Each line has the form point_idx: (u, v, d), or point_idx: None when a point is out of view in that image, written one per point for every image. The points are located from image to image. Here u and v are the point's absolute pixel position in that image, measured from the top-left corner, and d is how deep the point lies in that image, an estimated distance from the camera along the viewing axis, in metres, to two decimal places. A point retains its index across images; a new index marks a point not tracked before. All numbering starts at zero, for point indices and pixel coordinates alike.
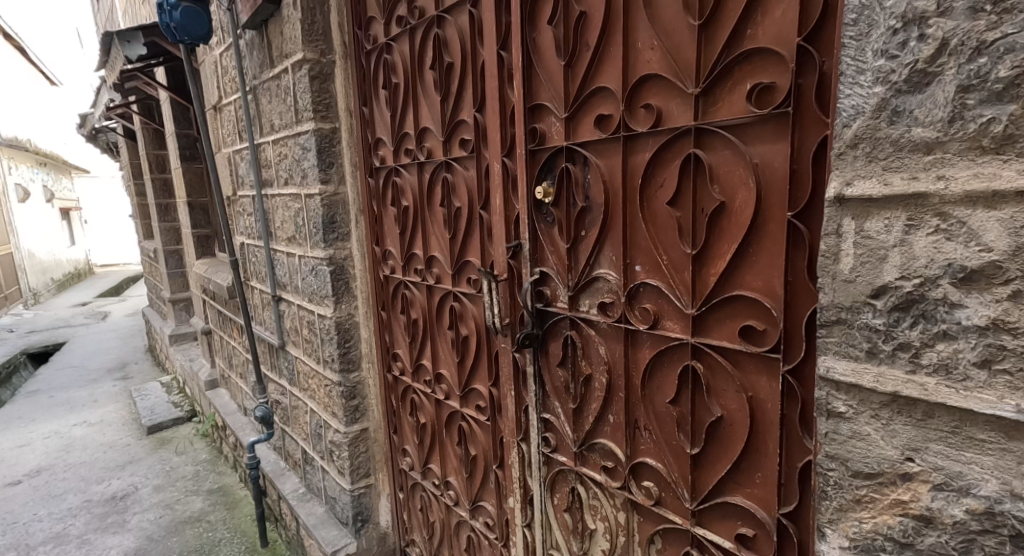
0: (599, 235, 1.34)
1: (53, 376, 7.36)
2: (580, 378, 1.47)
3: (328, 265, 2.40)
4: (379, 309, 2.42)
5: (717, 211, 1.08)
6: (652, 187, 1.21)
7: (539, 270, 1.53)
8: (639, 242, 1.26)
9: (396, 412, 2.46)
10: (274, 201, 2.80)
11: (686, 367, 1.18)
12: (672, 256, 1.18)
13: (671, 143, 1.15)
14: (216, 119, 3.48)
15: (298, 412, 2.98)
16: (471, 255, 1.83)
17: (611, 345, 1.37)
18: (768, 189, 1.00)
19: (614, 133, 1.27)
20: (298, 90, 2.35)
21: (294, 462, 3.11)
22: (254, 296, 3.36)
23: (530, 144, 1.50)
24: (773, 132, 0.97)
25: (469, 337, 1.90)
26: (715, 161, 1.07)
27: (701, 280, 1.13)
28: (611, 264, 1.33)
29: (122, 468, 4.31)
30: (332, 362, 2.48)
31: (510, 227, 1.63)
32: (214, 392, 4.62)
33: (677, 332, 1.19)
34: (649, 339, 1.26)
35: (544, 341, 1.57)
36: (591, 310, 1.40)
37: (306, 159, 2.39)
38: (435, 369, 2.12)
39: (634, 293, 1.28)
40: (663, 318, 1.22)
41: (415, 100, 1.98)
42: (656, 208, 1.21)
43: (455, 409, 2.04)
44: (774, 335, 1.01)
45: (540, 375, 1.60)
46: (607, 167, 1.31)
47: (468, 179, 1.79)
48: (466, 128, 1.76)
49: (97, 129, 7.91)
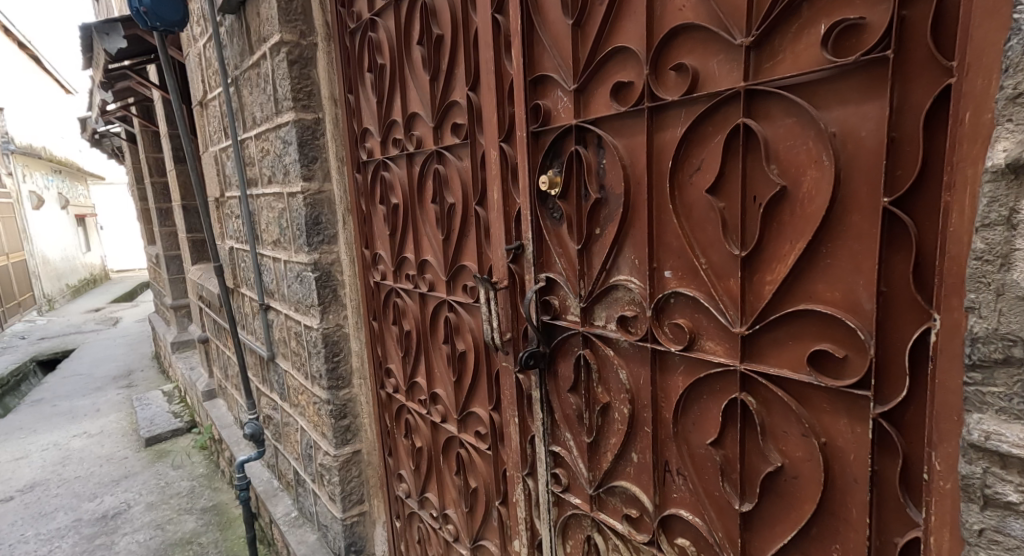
0: (618, 234, 1.09)
1: (59, 384, 7.21)
2: (596, 407, 1.22)
3: (313, 271, 2.16)
4: (370, 318, 2.19)
5: (775, 200, 0.82)
6: (687, 172, 0.95)
7: (544, 276, 1.28)
8: (668, 241, 1.00)
9: (390, 433, 2.21)
10: (260, 201, 2.57)
11: (732, 400, 0.92)
12: (713, 260, 0.93)
13: (712, 114, 0.89)
14: (203, 115, 3.26)
15: (290, 430, 2.74)
16: (467, 258, 1.59)
17: (633, 368, 1.11)
18: (851, 166, 0.73)
19: (636, 105, 1.01)
20: (277, 78, 2.12)
21: (287, 482, 2.87)
22: (244, 304, 3.14)
23: (532, 125, 1.25)
24: (861, 87, 0.71)
25: (466, 353, 1.65)
26: (772, 134, 0.81)
27: (754, 290, 0.87)
28: (633, 268, 1.08)
29: (116, 483, 4.07)
30: (320, 378, 2.25)
31: (510, 225, 1.38)
32: (212, 402, 4.41)
33: (721, 356, 0.93)
34: (683, 363, 1.01)
35: (552, 361, 1.31)
36: (608, 325, 1.15)
37: (287, 154, 2.16)
38: (430, 388, 1.87)
39: (662, 305, 1.02)
40: (701, 336, 0.96)
41: (403, 83, 1.73)
42: (691, 198, 0.95)
43: (453, 434, 1.79)
44: (861, 365, 0.74)
45: (547, 401, 1.35)
46: (628, 150, 1.05)
47: (462, 170, 1.54)
48: (458, 111, 1.51)
49: (101, 134, 7.80)
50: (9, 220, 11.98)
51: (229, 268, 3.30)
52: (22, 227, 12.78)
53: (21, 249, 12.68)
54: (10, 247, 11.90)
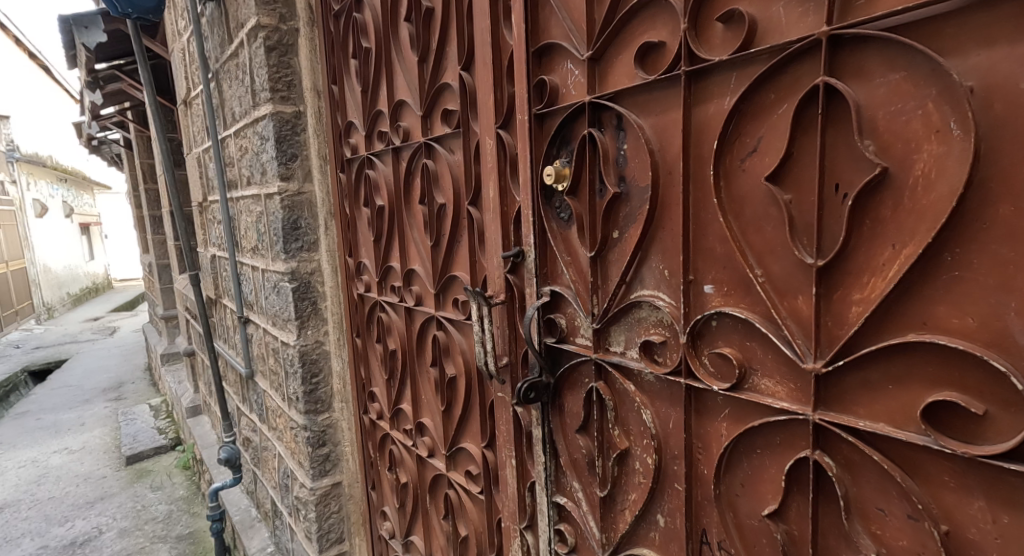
0: (642, 237, 0.87)
1: (47, 396, 6.96)
2: (611, 454, 0.98)
3: (289, 281, 1.93)
4: (353, 335, 1.96)
5: (871, 187, 0.59)
6: (739, 156, 0.73)
7: (549, 289, 1.06)
8: (711, 248, 0.78)
9: (373, 464, 1.98)
10: (239, 205, 2.35)
11: (799, 459, 0.69)
12: (774, 271, 0.70)
13: (775, 75, 0.67)
14: (187, 115, 3.07)
15: (268, 455, 2.50)
16: (458, 268, 1.36)
17: (661, 406, 0.88)
18: (999, 137, 0.50)
19: (669, 71, 0.79)
20: (254, 67, 1.91)
21: (265, 513, 2.62)
22: (226, 317, 2.93)
23: (535, 106, 1.03)
24: (1018, 19, 0.48)
25: (457, 379, 1.42)
26: (868, 97, 0.59)
27: (833, 311, 0.64)
28: (661, 281, 0.86)
29: (90, 505, 3.80)
30: (297, 401, 2.02)
31: (508, 229, 1.16)
32: (196, 419, 4.16)
33: (783, 398, 0.70)
34: (729, 406, 0.78)
35: (557, 393, 1.09)
36: (628, 350, 0.93)
37: (265, 151, 1.95)
38: (416, 417, 1.64)
39: (702, 329, 0.80)
40: (754, 371, 0.74)
41: (389, 68, 1.52)
42: (745, 189, 0.73)
43: (440, 472, 1.55)
44: (1012, 427, 0.51)
45: (550, 441, 1.11)
46: (656, 131, 0.83)
47: (453, 165, 1.32)
48: (450, 96, 1.30)
49: (99, 141, 7.65)
50: (10, 227, 11.82)
51: (211, 277, 3.08)
52: (24, 235, 12.63)
53: (22, 256, 12.53)
54: (10, 255, 11.72)
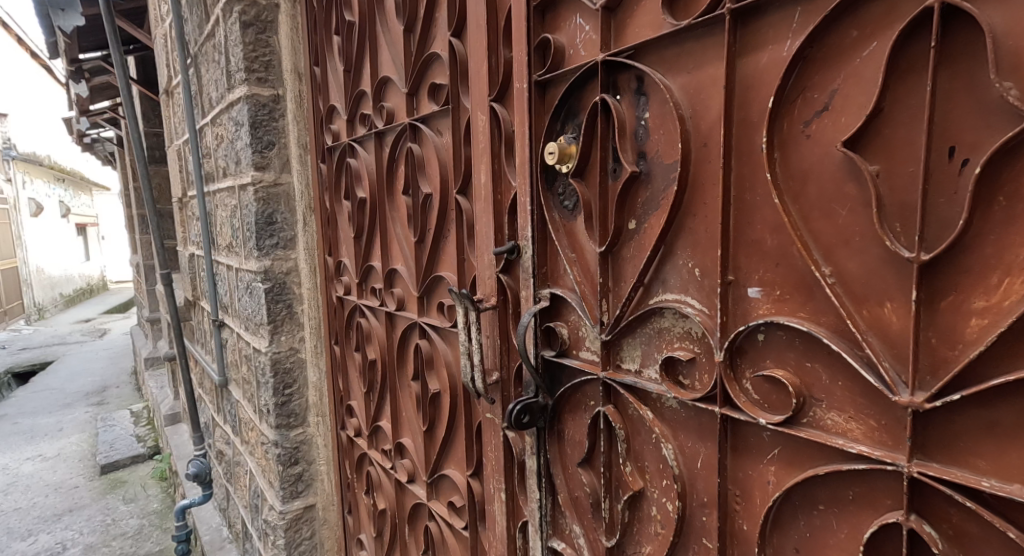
0: (666, 228, 0.70)
1: (28, 399, 6.73)
2: (620, 495, 0.81)
3: (262, 281, 1.75)
4: (332, 342, 1.79)
5: (1009, 149, 0.42)
6: (802, 118, 0.55)
7: (549, 292, 0.89)
8: (759, 240, 0.60)
9: (350, 486, 1.79)
10: (215, 199, 2.17)
11: (884, 524, 0.51)
12: (849, 269, 0.53)
13: (860, 4, 0.50)
14: (168, 105, 2.89)
15: (240, 471, 2.31)
16: (445, 267, 1.18)
17: (687, 441, 0.71)
18: None
19: (708, 13, 0.62)
20: (230, 47, 1.73)
21: (235, 534, 2.42)
22: (203, 320, 2.75)
23: (536, 72, 0.86)
24: None
25: (440, 396, 1.24)
26: (1007, 22, 0.42)
27: (937, 324, 0.47)
28: (689, 282, 0.69)
29: (57, 518, 3.59)
30: (267, 414, 1.83)
31: (501, 221, 0.98)
32: (175, 427, 3.96)
33: (860, 440, 0.53)
34: (779, 445, 0.60)
35: (555, 417, 0.91)
36: (646, 368, 0.75)
37: (239, 138, 1.77)
38: (395, 436, 1.46)
39: (743, 345, 0.63)
40: (817, 401, 0.56)
41: (374, 43, 1.36)
42: (810, 161, 0.55)
43: (420, 501, 1.37)
44: None
45: (547, 475, 0.94)
46: (687, 94, 0.66)
47: (440, 147, 1.15)
48: (439, 69, 1.12)
49: (92, 139, 7.48)
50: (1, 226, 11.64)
51: (188, 278, 2.89)
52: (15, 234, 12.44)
53: (13, 255, 12.31)
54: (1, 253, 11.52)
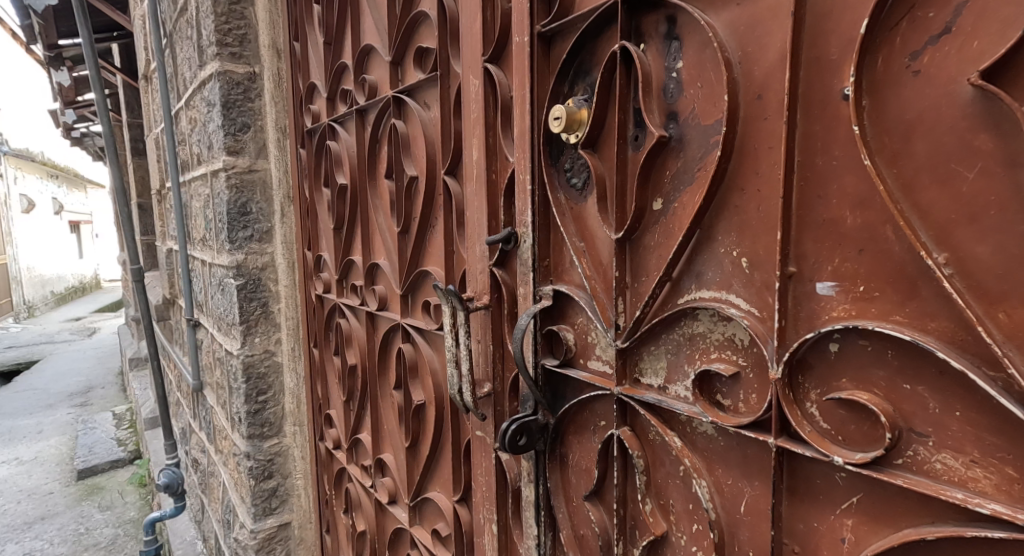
0: (703, 206, 0.55)
1: (8, 399, 6.53)
2: (638, 539, 0.66)
3: (234, 277, 1.58)
4: (311, 345, 1.64)
5: None
6: (909, 49, 0.40)
7: (552, 289, 0.74)
8: (835, 219, 0.45)
9: (329, 503, 1.64)
10: (190, 189, 2.01)
11: None
12: (977, 257, 0.38)
13: None
14: (148, 92, 2.73)
15: (214, 482, 2.15)
16: (431, 261, 1.03)
17: (727, 478, 0.56)
18: None
19: None
20: (202, 20, 1.58)
21: (210, 549, 2.26)
22: (180, 320, 2.58)
23: (539, 22, 0.71)
24: None
25: (425, 408, 1.09)
26: None
27: None
28: (733, 276, 0.53)
29: (28, 526, 3.41)
30: (238, 422, 1.67)
31: (495, 205, 0.83)
32: (154, 432, 3.79)
33: (991, 496, 0.38)
34: (860, 492, 0.46)
35: (557, 439, 0.76)
36: (675, 383, 0.60)
37: (211, 120, 1.61)
38: (376, 451, 1.31)
39: (809, 357, 0.48)
40: (919, 438, 0.42)
41: (357, 9, 1.21)
42: (919, 108, 0.40)
43: (402, 526, 1.21)
44: None
45: (547, 507, 0.79)
46: (736, 33, 0.51)
47: (427, 123, 1.00)
48: (428, 32, 0.98)
49: (82, 133, 7.30)
50: None
51: (166, 275, 2.73)
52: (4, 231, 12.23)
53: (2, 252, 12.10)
54: None
